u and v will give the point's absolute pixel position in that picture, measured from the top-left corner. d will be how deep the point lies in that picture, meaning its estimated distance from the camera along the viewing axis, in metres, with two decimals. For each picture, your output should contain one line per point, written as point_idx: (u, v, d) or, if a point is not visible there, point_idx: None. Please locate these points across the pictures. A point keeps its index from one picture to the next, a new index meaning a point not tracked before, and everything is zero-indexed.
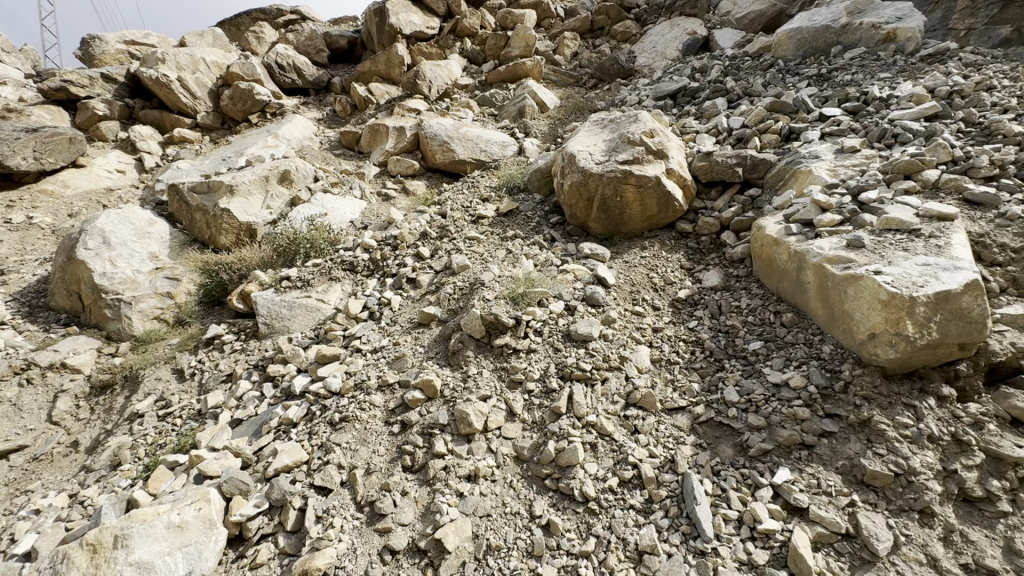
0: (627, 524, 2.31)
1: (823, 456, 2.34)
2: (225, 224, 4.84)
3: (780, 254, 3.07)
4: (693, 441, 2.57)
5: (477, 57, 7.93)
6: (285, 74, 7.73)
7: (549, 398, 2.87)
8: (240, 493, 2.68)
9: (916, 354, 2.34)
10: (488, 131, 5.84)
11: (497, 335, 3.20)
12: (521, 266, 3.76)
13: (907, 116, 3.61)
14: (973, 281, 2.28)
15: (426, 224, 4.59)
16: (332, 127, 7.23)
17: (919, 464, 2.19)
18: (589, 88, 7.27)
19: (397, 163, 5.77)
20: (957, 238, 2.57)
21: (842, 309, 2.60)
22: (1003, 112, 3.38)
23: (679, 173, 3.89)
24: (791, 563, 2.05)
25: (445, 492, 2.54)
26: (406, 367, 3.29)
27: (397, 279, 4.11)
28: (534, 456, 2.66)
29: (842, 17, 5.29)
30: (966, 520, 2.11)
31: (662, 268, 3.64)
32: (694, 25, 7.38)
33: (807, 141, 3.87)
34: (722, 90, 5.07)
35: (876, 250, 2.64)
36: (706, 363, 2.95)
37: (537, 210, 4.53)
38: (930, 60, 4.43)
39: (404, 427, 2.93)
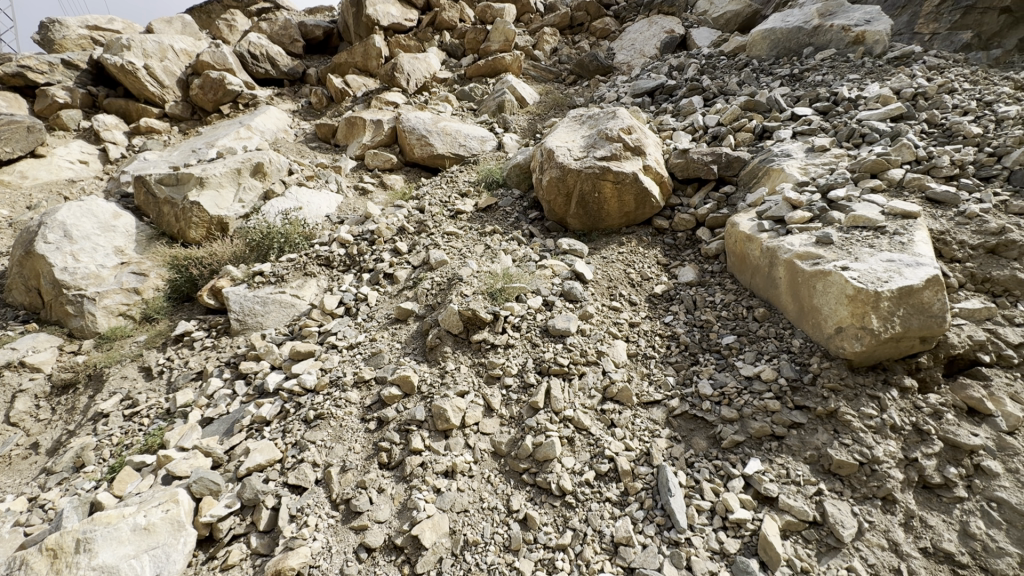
0: (603, 517, 2.34)
1: (792, 447, 2.40)
2: (195, 217, 4.69)
3: (752, 250, 3.13)
4: (668, 434, 2.61)
5: (456, 51, 7.85)
6: (257, 64, 7.48)
7: (526, 393, 2.87)
8: (210, 493, 2.61)
9: (881, 348, 2.42)
10: (467, 126, 5.79)
11: (475, 331, 3.19)
12: (499, 262, 3.75)
13: (874, 117, 3.72)
14: (933, 277, 2.37)
15: (404, 218, 4.54)
16: (307, 119, 7.06)
17: (883, 453, 2.27)
18: (568, 84, 7.28)
19: (375, 156, 5.68)
20: (919, 235, 2.66)
21: (811, 304, 2.67)
22: (963, 114, 3.51)
23: (656, 169, 3.93)
24: (760, 551, 2.11)
25: (422, 489, 2.53)
26: (383, 363, 3.26)
27: (374, 274, 4.05)
28: (512, 451, 2.66)
29: (814, 19, 5.41)
30: (926, 506, 2.20)
31: (639, 263, 3.68)
32: (672, 24, 7.46)
33: (779, 140, 3.95)
34: (698, 88, 5.13)
35: (844, 247, 2.71)
36: (682, 357, 2.99)
37: (516, 205, 4.52)
38: (896, 62, 4.57)
39: (381, 424, 2.90)
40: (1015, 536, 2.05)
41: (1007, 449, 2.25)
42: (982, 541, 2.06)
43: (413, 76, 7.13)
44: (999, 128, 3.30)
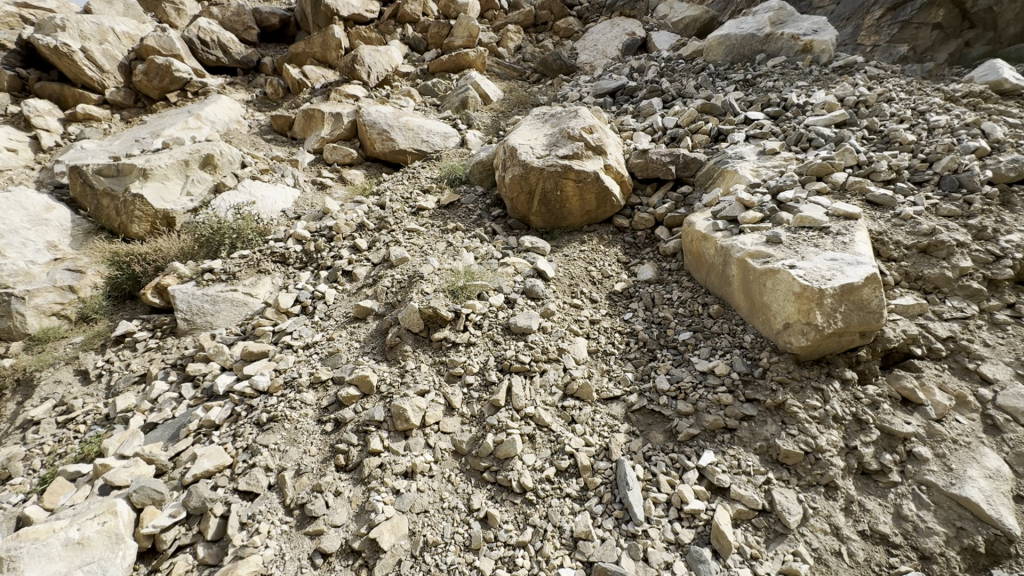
0: (563, 512, 2.36)
1: (743, 438, 2.49)
2: (138, 211, 4.42)
3: (707, 249, 3.23)
4: (626, 429, 2.66)
5: (418, 45, 7.72)
6: (208, 51, 7.10)
7: (487, 391, 2.86)
8: (152, 502, 2.47)
9: (824, 342, 2.55)
10: (429, 121, 5.71)
11: (436, 329, 3.15)
12: (461, 259, 3.71)
13: (820, 122, 3.89)
14: (872, 275, 2.51)
15: (363, 214, 4.42)
16: (262, 110, 6.75)
17: (825, 442, 2.39)
18: (532, 82, 7.29)
19: (334, 150, 5.52)
20: (860, 235, 2.82)
21: (761, 301, 2.78)
22: (900, 122, 3.74)
23: (616, 169, 3.99)
24: (713, 540, 2.18)
25: (380, 491, 2.49)
26: (340, 363, 3.17)
27: (332, 271, 3.94)
28: (473, 450, 2.65)
29: (766, 27, 5.62)
30: (864, 491, 2.32)
31: (600, 261, 3.73)
32: (633, 26, 7.59)
33: (733, 143, 4.09)
34: (658, 90, 5.24)
35: (792, 246, 2.83)
36: (640, 354, 3.05)
37: (479, 202, 4.48)
38: (841, 71, 4.82)
39: (338, 425, 2.83)
40: (942, 516, 2.21)
41: (935, 435, 2.41)
42: (914, 522, 2.20)
43: (374, 68, 6.96)
44: (931, 136, 3.54)
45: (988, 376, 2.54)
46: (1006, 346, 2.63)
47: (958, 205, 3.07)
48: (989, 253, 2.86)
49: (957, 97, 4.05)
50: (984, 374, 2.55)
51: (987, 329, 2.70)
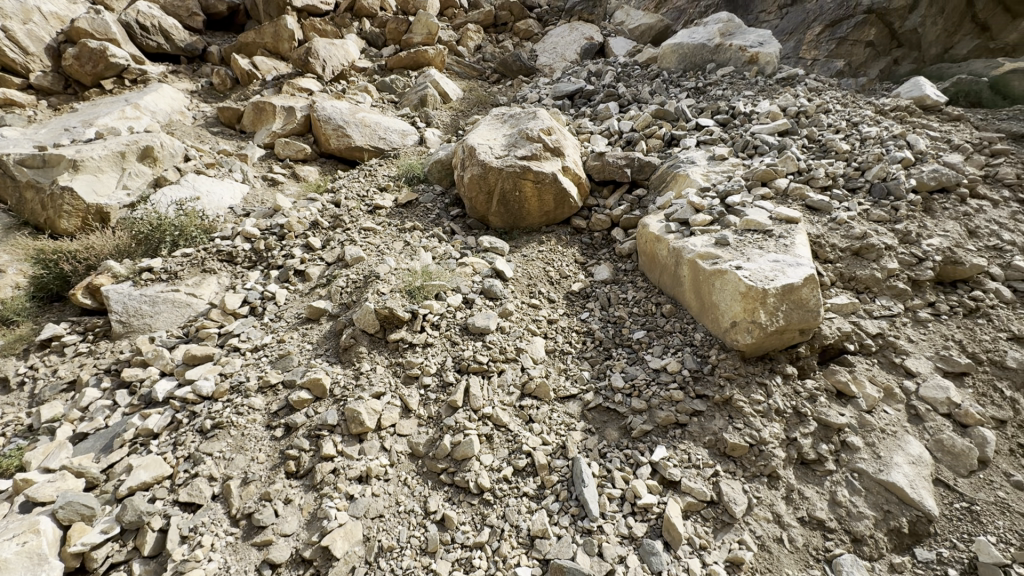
0: (520, 511, 2.38)
1: (694, 433, 2.59)
2: (67, 206, 4.11)
3: (660, 250, 3.32)
4: (583, 427, 2.70)
5: (376, 40, 7.57)
6: (148, 36, 6.68)
7: (445, 392, 2.84)
8: (81, 519, 2.30)
9: (767, 339, 2.68)
10: (387, 118, 5.59)
11: (393, 330, 3.09)
12: (419, 259, 3.66)
13: (765, 130, 4.09)
14: (810, 276, 2.67)
15: (317, 212, 4.28)
16: (208, 101, 6.41)
17: (768, 434, 2.51)
18: (492, 83, 7.28)
19: (287, 146, 5.32)
20: (799, 238, 2.98)
21: (710, 300, 2.89)
22: (836, 132, 3.98)
23: (574, 171, 4.04)
24: (665, 533, 2.25)
25: (333, 496, 2.42)
26: (292, 366, 3.06)
27: (284, 270, 3.79)
28: (429, 452, 2.62)
29: (715, 37, 5.84)
30: (803, 480, 2.46)
31: (558, 261, 3.77)
32: (591, 31, 7.73)
33: (685, 148, 4.23)
34: (614, 94, 5.35)
35: (738, 248, 2.96)
36: (596, 352, 3.11)
37: (438, 202, 4.43)
38: (784, 83, 5.09)
39: (288, 430, 2.73)
40: (871, 501, 2.37)
41: (866, 426, 2.58)
42: (846, 507, 2.35)
43: (329, 62, 6.76)
44: (863, 146, 3.80)
45: (911, 370, 2.75)
46: (926, 341, 2.86)
47: (886, 211, 3.31)
48: (913, 256, 3.10)
49: (886, 110, 4.36)
50: (908, 367, 2.75)
51: (911, 326, 2.92)
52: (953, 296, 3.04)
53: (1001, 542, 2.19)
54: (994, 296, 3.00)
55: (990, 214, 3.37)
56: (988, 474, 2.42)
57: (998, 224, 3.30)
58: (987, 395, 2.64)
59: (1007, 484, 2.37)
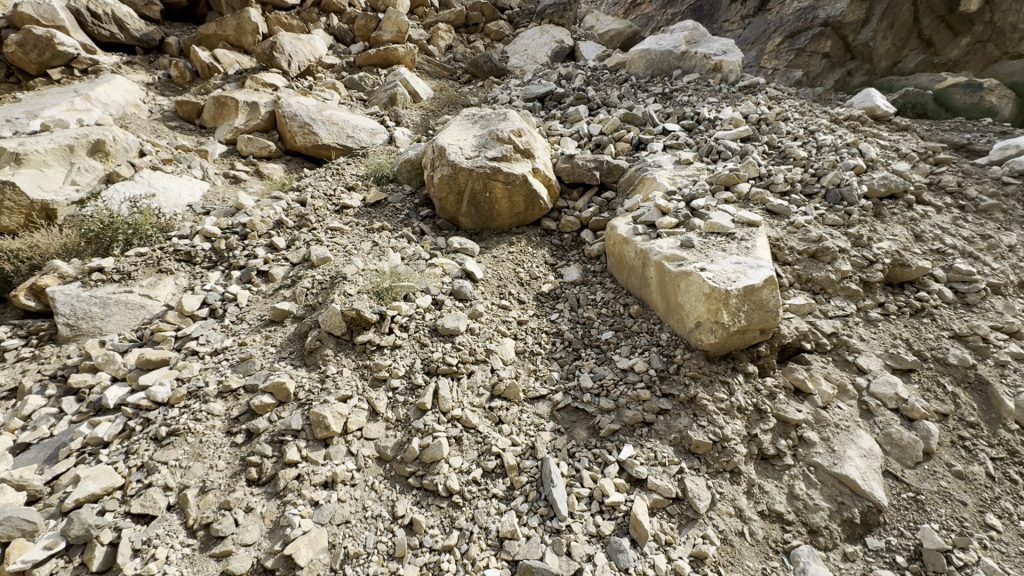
0: (489, 513, 2.37)
1: (660, 431, 2.64)
2: (8, 202, 3.83)
3: (628, 251, 3.37)
4: (552, 427, 2.72)
5: (345, 37, 7.43)
6: (100, 25, 6.35)
7: (414, 394, 2.81)
8: (22, 535, 2.22)
9: (730, 339, 2.76)
10: (355, 116, 5.49)
11: (360, 332, 3.04)
12: (387, 260, 3.60)
13: (728, 136, 4.21)
14: (769, 277, 2.76)
15: (282, 211, 4.17)
16: (165, 94, 6.13)
17: (731, 431, 2.58)
18: (463, 83, 7.25)
19: (250, 142, 5.16)
20: (760, 241, 3.09)
21: (676, 301, 2.95)
22: (794, 139, 4.14)
23: (544, 172, 4.07)
24: (631, 530, 2.28)
25: (297, 503, 2.36)
26: (254, 370, 2.96)
27: (246, 271, 3.67)
28: (398, 456, 2.58)
29: (681, 45, 5.99)
30: (763, 474, 2.54)
31: (528, 262, 3.78)
32: (562, 35, 7.80)
33: (652, 152, 4.31)
34: (584, 97, 5.41)
35: (702, 250, 3.04)
36: (565, 353, 3.13)
37: (407, 202, 4.38)
38: (746, 90, 5.26)
39: (250, 436, 2.65)
40: (826, 493, 2.47)
41: (822, 421, 2.69)
42: (804, 500, 2.45)
43: (295, 58, 6.58)
44: (819, 153, 3.96)
45: (863, 367, 2.88)
46: (877, 340, 3.01)
47: (840, 216, 3.46)
48: (864, 259, 3.25)
49: (840, 119, 4.56)
50: (860, 365, 2.89)
51: (862, 326, 3.07)
52: (901, 296, 3.21)
53: (943, 529, 2.34)
54: (937, 296, 3.18)
55: (934, 219, 3.59)
56: (933, 464, 2.56)
57: (941, 229, 3.52)
58: (932, 390, 2.80)
59: (949, 473, 2.52)
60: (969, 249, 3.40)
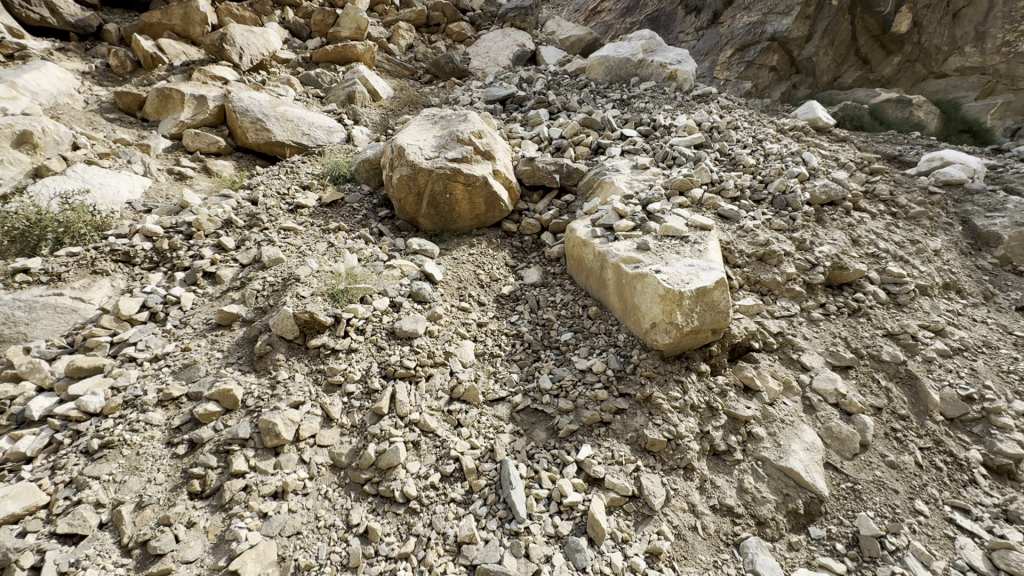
0: (447, 518, 2.34)
1: (617, 430, 2.68)
2: None
3: (586, 254, 3.41)
4: (511, 429, 2.72)
5: (300, 31, 7.20)
6: (29, 8, 5.88)
7: (370, 399, 2.74)
8: None
9: (683, 339, 2.84)
10: (311, 113, 5.32)
11: (314, 335, 2.94)
12: (343, 261, 3.51)
13: (682, 142, 4.34)
14: (720, 279, 2.87)
15: (231, 210, 3.99)
16: (102, 84, 5.74)
17: (684, 429, 2.65)
18: (424, 83, 7.17)
19: (196, 137, 4.90)
20: (711, 244, 3.20)
21: (633, 302, 3.01)
22: (744, 147, 4.31)
23: (505, 174, 4.07)
24: (589, 529, 2.31)
25: (243, 516, 2.26)
26: (198, 376, 2.81)
27: (190, 272, 3.48)
28: (353, 462, 2.52)
29: (638, 53, 6.14)
30: (715, 470, 2.62)
31: (489, 264, 3.77)
32: (524, 38, 7.83)
33: (610, 156, 4.38)
34: (545, 101, 5.44)
35: (658, 253, 3.12)
36: (525, 354, 3.14)
37: (365, 202, 4.29)
38: (699, 99, 5.44)
39: (193, 447, 2.51)
40: (773, 486, 2.58)
41: (769, 417, 2.81)
42: (752, 493, 2.54)
43: (247, 51, 6.32)
44: (766, 161, 4.15)
45: (806, 364, 3.03)
46: (818, 338, 3.17)
47: (785, 221, 3.64)
48: (807, 262, 3.43)
49: (786, 129, 4.79)
50: (803, 362, 3.04)
51: (805, 325, 3.23)
52: (840, 297, 3.40)
53: (877, 516, 2.49)
54: (872, 297, 3.38)
55: (869, 225, 3.83)
56: (869, 456, 2.72)
57: (875, 234, 3.76)
58: (868, 385, 2.97)
59: (883, 463, 2.69)
60: (900, 253, 3.65)
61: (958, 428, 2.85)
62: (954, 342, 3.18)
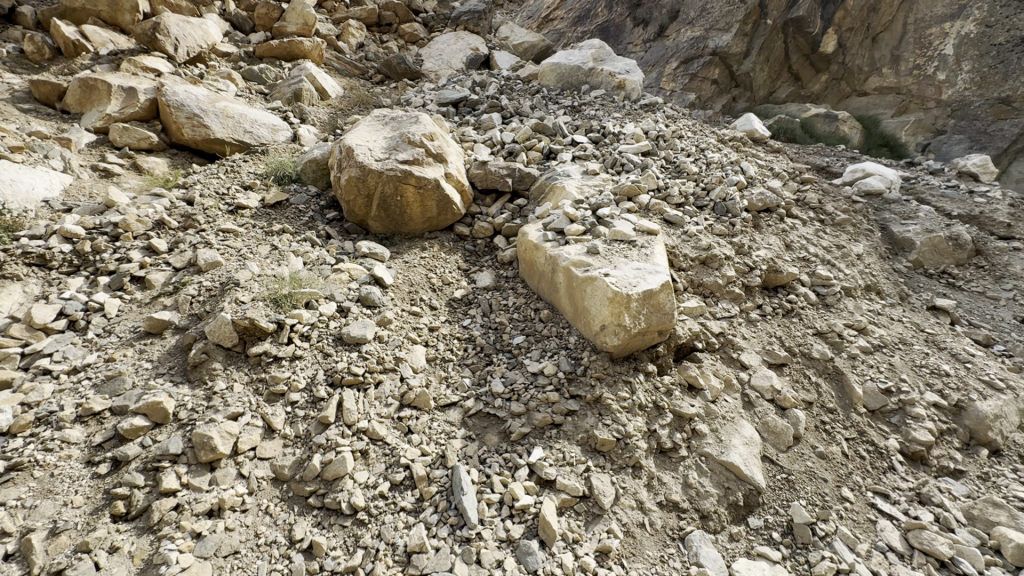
0: (396, 528, 2.29)
1: (568, 432, 2.71)
2: None
3: (538, 257, 3.44)
4: (463, 434, 2.69)
5: (243, 25, 6.89)
6: None
7: (315, 408, 2.64)
8: None
9: (632, 340, 2.92)
10: (255, 110, 5.08)
11: (254, 343, 2.80)
12: (287, 264, 3.36)
13: (630, 150, 4.47)
14: (666, 282, 2.97)
15: (163, 210, 3.74)
16: (14, 71, 5.24)
17: (633, 428, 2.72)
18: (375, 83, 7.02)
19: (125, 132, 4.58)
20: (657, 249, 3.30)
21: (583, 305, 3.06)
22: (688, 156, 4.50)
23: (457, 177, 4.04)
24: (540, 532, 2.32)
25: (174, 537, 2.11)
26: (124, 390, 2.61)
27: (116, 276, 3.24)
28: (296, 475, 2.42)
29: (589, 61, 6.29)
30: (662, 467, 2.70)
31: (441, 268, 3.73)
32: (477, 42, 7.83)
33: (562, 161, 4.44)
34: (498, 105, 5.47)
35: (607, 257, 3.19)
36: (478, 358, 3.12)
37: (312, 203, 4.14)
38: (646, 108, 5.63)
39: (117, 465, 2.33)
40: (715, 480, 2.69)
41: (712, 415, 2.92)
42: (696, 488, 2.64)
43: (183, 42, 5.97)
44: (708, 169, 4.35)
45: (745, 363, 3.18)
46: (756, 338, 3.34)
47: (726, 226, 3.82)
48: (746, 265, 3.61)
49: (726, 139, 5.04)
50: (743, 361, 3.19)
51: (744, 325, 3.39)
52: (775, 299, 3.60)
53: (809, 504, 2.65)
54: (804, 298, 3.61)
55: (801, 231, 4.09)
56: (801, 447, 2.89)
57: (806, 239, 4.02)
58: (800, 381, 3.17)
59: (814, 454, 2.87)
60: (827, 257, 3.93)
61: (879, 419, 3.08)
62: (875, 339, 3.44)
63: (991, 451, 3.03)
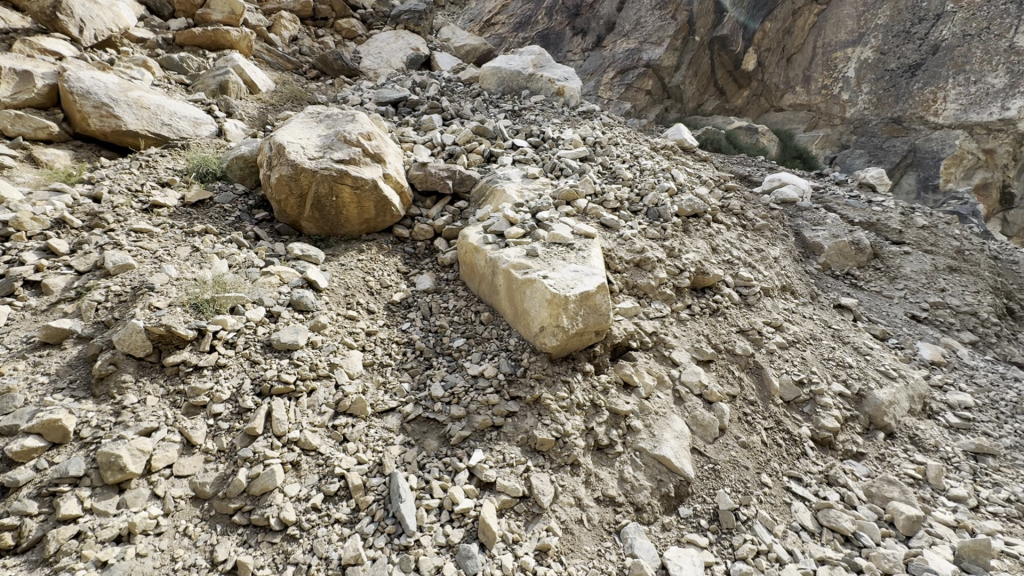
0: (329, 541, 2.21)
1: (508, 433, 2.72)
2: None
3: (479, 260, 3.43)
4: (401, 440, 2.64)
5: (160, 9, 6.38)
6: None
7: (241, 419, 2.48)
8: None
9: (570, 340, 2.98)
10: (175, 102, 4.72)
11: (171, 352, 2.61)
12: (210, 267, 3.16)
13: (568, 155, 4.58)
14: (602, 283, 3.06)
15: (65, 207, 3.40)
16: None
17: (571, 427, 2.78)
18: (310, 78, 6.75)
19: (18, 120, 4.09)
20: (594, 251, 3.40)
21: (522, 307, 3.09)
22: (623, 162, 4.67)
23: (396, 178, 3.95)
24: (480, 534, 2.31)
25: (74, 568, 1.92)
26: (13, 408, 2.34)
27: (4, 281, 2.89)
28: (219, 492, 2.27)
29: (529, 67, 6.38)
30: (599, 463, 2.77)
31: (379, 271, 3.64)
32: (417, 41, 7.73)
33: (502, 164, 4.47)
34: (438, 107, 5.41)
35: (546, 259, 3.25)
36: (416, 363, 3.07)
37: (239, 202, 3.91)
38: (584, 115, 5.79)
39: (4, 492, 2.09)
40: (648, 473, 2.80)
41: (645, 410, 3.04)
42: (631, 482, 2.74)
43: (91, 24, 5.44)
44: (642, 175, 4.53)
45: (676, 360, 3.34)
46: (686, 336, 3.52)
47: (658, 230, 4.00)
48: (676, 267, 3.80)
49: (658, 147, 5.29)
50: (674, 358, 3.34)
51: (675, 325, 3.56)
52: (703, 299, 3.81)
53: (732, 491, 2.83)
54: (728, 298, 3.85)
55: (725, 235, 4.36)
56: (726, 438, 3.08)
57: (730, 243, 4.30)
58: (725, 376, 3.38)
59: (737, 444, 3.06)
60: (748, 260, 4.22)
61: (794, 409, 3.35)
62: (789, 335, 3.73)
63: (887, 433, 3.37)
